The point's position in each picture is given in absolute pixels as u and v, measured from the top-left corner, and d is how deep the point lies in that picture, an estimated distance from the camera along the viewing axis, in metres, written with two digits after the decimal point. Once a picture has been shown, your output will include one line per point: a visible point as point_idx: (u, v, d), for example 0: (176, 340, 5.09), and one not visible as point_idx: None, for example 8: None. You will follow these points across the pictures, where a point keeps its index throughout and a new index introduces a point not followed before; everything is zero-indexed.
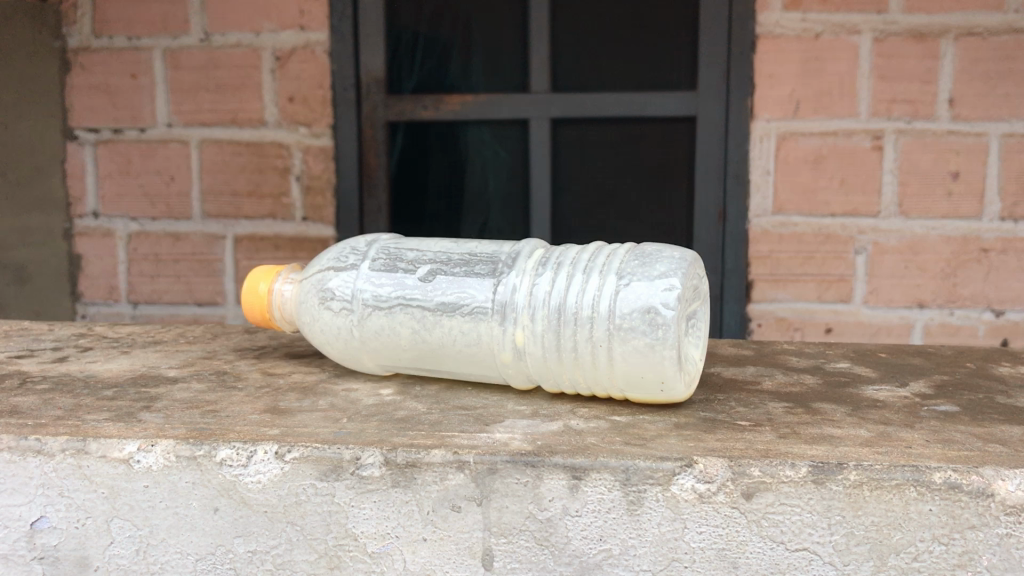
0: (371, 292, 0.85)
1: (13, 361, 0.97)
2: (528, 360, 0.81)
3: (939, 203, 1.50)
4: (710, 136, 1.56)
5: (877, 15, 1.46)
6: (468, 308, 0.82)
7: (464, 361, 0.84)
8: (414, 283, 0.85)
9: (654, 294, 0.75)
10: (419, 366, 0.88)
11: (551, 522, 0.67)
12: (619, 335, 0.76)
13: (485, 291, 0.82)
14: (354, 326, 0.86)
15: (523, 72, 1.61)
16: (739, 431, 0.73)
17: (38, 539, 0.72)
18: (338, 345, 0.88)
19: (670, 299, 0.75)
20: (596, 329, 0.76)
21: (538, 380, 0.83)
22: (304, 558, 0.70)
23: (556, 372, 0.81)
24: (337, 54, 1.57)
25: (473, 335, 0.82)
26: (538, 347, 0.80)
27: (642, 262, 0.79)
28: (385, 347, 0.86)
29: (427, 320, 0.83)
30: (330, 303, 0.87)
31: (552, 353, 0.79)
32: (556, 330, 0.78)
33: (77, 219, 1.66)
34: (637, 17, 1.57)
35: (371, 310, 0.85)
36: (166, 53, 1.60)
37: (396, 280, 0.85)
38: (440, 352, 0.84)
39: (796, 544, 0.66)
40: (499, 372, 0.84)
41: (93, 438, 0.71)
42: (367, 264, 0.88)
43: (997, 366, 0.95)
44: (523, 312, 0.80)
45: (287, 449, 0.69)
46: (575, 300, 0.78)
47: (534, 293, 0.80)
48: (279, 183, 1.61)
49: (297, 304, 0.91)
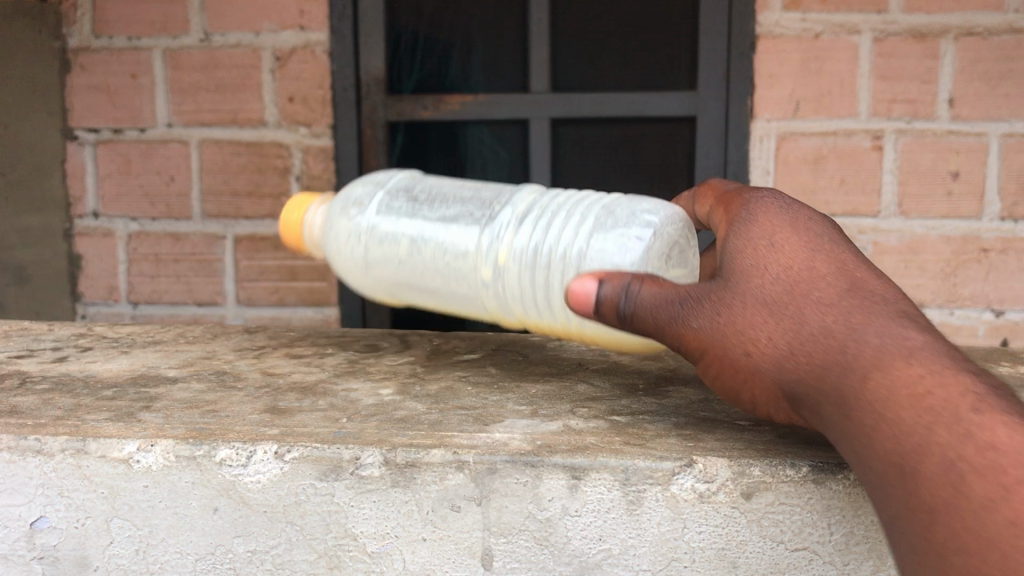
0: (385, 211, 0.99)
1: (13, 361, 0.97)
2: (507, 284, 0.90)
3: (939, 202, 1.51)
4: (710, 135, 1.56)
5: (877, 15, 1.46)
6: (464, 228, 0.94)
7: (449, 281, 0.94)
8: (427, 205, 0.98)
9: (631, 228, 0.85)
10: (410, 287, 0.98)
11: (551, 522, 0.67)
12: (592, 261, 0.85)
13: (482, 221, 0.94)
14: (365, 234, 0.99)
15: (523, 72, 1.61)
16: (740, 431, 0.73)
17: (38, 539, 0.72)
18: (344, 258, 1.00)
19: (647, 237, 0.84)
20: (570, 252, 0.86)
21: (509, 310, 0.91)
22: (304, 558, 0.70)
23: (527, 296, 0.89)
24: (337, 53, 1.57)
25: (462, 252, 0.93)
26: (515, 267, 0.89)
27: (629, 207, 0.88)
28: (385, 257, 0.98)
29: (426, 237, 0.95)
30: (352, 213, 1.01)
31: (529, 279, 0.89)
32: (537, 255, 0.88)
33: (77, 219, 1.66)
34: (637, 16, 1.57)
35: (382, 224, 0.98)
36: (165, 52, 1.59)
37: (410, 206, 0.99)
38: (429, 267, 0.95)
39: (796, 544, 0.66)
40: (477, 299, 0.92)
41: (92, 439, 0.70)
42: (384, 190, 1.02)
43: (997, 366, 0.95)
44: (510, 237, 0.90)
45: (286, 449, 0.69)
46: (559, 230, 0.88)
47: (526, 221, 0.91)
48: (279, 183, 1.61)
49: (321, 222, 1.02)
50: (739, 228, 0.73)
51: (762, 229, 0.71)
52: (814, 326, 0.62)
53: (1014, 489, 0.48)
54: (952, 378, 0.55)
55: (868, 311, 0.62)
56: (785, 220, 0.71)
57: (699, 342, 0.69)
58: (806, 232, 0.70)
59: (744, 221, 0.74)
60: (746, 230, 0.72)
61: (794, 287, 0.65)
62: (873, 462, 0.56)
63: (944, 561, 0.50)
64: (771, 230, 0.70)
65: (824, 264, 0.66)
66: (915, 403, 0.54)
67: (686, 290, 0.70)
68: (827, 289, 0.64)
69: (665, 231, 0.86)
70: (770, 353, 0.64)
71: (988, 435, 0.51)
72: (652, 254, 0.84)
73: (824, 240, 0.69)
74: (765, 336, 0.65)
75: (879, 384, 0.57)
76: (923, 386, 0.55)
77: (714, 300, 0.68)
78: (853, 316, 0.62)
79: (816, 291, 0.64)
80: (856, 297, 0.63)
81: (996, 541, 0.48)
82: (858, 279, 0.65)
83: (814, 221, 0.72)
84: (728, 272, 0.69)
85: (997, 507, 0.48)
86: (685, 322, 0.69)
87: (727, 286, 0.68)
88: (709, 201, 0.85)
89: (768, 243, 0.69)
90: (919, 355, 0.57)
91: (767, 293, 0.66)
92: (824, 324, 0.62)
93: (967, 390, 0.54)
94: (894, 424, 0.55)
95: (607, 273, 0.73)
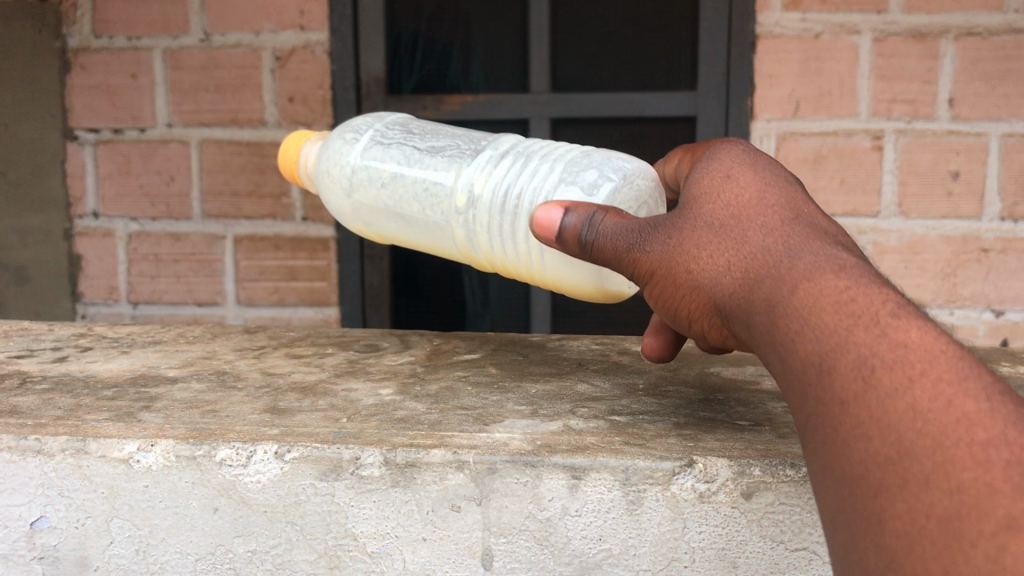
0: (379, 144, 1.06)
1: (13, 361, 0.97)
2: (476, 211, 0.96)
3: (939, 202, 1.51)
4: (710, 135, 1.56)
5: (877, 15, 1.46)
6: (450, 160, 1.01)
7: (424, 207, 1.00)
8: (422, 142, 1.05)
9: (604, 166, 0.91)
10: (390, 213, 1.04)
11: (551, 522, 0.67)
12: (556, 192, 0.90)
13: (467, 156, 1.00)
14: (357, 156, 1.06)
15: (523, 72, 1.61)
16: (739, 431, 0.73)
17: (38, 539, 0.72)
18: (329, 184, 1.07)
19: (614, 177, 0.89)
20: (541, 180, 0.92)
21: (473, 234, 0.97)
22: (304, 558, 0.70)
23: (493, 221, 0.95)
24: (337, 53, 1.57)
25: (440, 182, 0.99)
26: (487, 193, 0.95)
27: (607, 153, 0.93)
28: (369, 179, 1.04)
29: (411, 167, 1.02)
30: (351, 137, 1.08)
31: (495, 208, 0.94)
32: (507, 185, 0.94)
33: (77, 219, 1.66)
34: (637, 16, 1.57)
35: (373, 154, 1.05)
36: (166, 52, 1.59)
37: (404, 141, 1.06)
38: (408, 194, 1.02)
39: (796, 543, 0.66)
40: (447, 226, 0.99)
41: (92, 438, 0.70)
42: (385, 124, 1.10)
43: (996, 366, 0.95)
44: (488, 168, 0.97)
45: (286, 449, 0.69)
46: (533, 164, 0.94)
47: (508, 156, 0.97)
48: (279, 183, 1.61)
49: (315, 155, 1.10)
50: (700, 164, 0.72)
51: (721, 163, 0.70)
52: (754, 244, 0.62)
53: (917, 379, 0.47)
54: (877, 291, 0.54)
55: (809, 236, 0.61)
56: (745, 158, 0.71)
57: (649, 264, 0.69)
58: (764, 168, 0.69)
59: (704, 157, 0.73)
60: (705, 163, 0.71)
61: (741, 212, 0.65)
62: (790, 363, 0.54)
63: (845, 447, 0.47)
64: (729, 164, 0.70)
65: (776, 196, 0.66)
66: (839, 307, 0.53)
67: (647, 218, 0.71)
68: (772, 216, 0.64)
69: (636, 181, 0.90)
70: (712, 272, 0.64)
71: (902, 336, 0.49)
72: (615, 194, 0.88)
73: (781, 179, 0.68)
74: (708, 256, 0.65)
75: (808, 291, 0.55)
76: (849, 294, 0.53)
77: (667, 226, 0.69)
78: (793, 238, 0.61)
79: (762, 216, 0.64)
80: (800, 224, 0.63)
81: (897, 425, 0.46)
82: (807, 212, 0.65)
83: (773, 162, 0.71)
84: (684, 200, 0.70)
85: (901, 396, 0.47)
86: (641, 247, 0.69)
87: (681, 212, 0.69)
88: (676, 162, 0.87)
89: (725, 174, 0.69)
90: (851, 271, 0.56)
91: (715, 218, 0.66)
92: (764, 243, 0.62)
93: (891, 302, 0.53)
94: (815, 325, 0.53)
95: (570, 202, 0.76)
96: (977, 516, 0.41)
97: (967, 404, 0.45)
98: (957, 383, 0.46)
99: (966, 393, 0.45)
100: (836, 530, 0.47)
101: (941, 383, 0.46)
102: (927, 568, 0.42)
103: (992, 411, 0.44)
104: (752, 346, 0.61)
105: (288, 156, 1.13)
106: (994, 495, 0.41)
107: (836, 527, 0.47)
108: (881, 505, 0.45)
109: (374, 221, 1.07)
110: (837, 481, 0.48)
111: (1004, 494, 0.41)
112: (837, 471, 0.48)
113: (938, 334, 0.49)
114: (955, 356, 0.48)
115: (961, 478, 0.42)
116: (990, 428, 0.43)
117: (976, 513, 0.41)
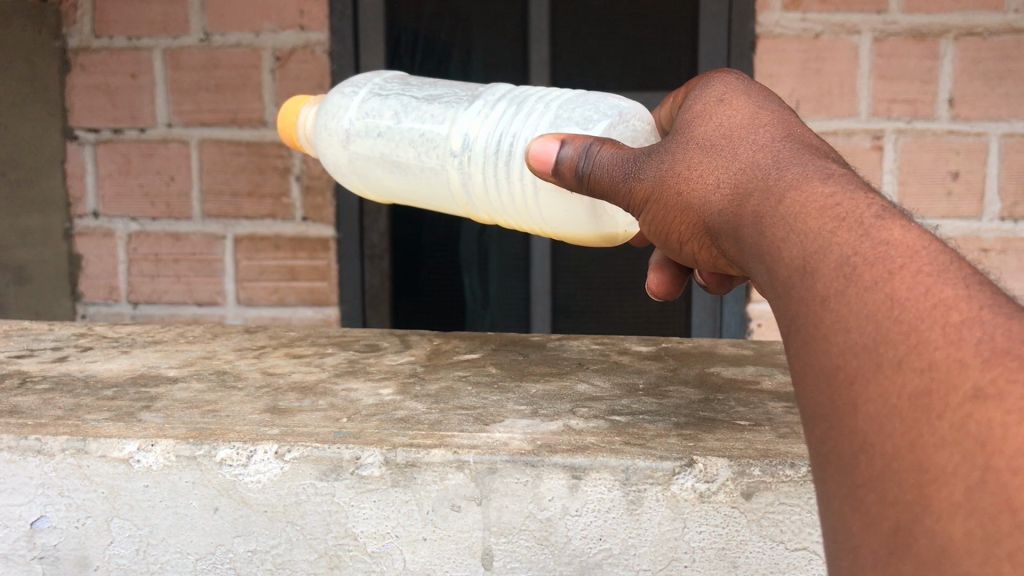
0: (377, 95, 1.06)
1: (12, 361, 0.97)
2: (473, 155, 0.97)
3: (939, 203, 1.51)
4: None
5: (877, 15, 1.46)
6: (446, 106, 1.01)
7: (421, 153, 1.01)
8: (418, 89, 1.05)
9: (598, 104, 0.93)
10: (387, 164, 1.04)
11: (551, 522, 0.67)
12: (554, 128, 0.93)
13: (463, 102, 1.01)
14: (353, 108, 1.05)
15: (523, 72, 1.61)
16: (739, 431, 0.73)
17: (38, 539, 0.72)
18: (326, 138, 1.06)
19: (610, 114, 0.92)
20: (539, 122, 0.94)
21: (469, 180, 0.98)
22: (304, 558, 0.70)
23: (489, 165, 0.96)
24: (337, 53, 1.57)
25: (437, 128, 1.00)
26: (483, 137, 0.96)
27: (603, 94, 0.96)
28: (364, 130, 1.04)
29: (408, 116, 1.02)
30: (348, 89, 1.07)
31: (493, 151, 0.96)
32: (505, 128, 0.95)
33: (77, 219, 1.66)
34: (637, 15, 1.56)
35: (371, 105, 1.05)
36: (165, 52, 1.59)
37: (402, 92, 1.05)
38: (405, 142, 1.01)
39: (796, 543, 0.66)
40: (444, 170, 1.00)
41: (92, 439, 0.70)
42: (382, 78, 1.09)
43: None
44: (485, 112, 0.98)
45: (287, 449, 0.69)
46: (529, 106, 0.96)
47: (504, 98, 0.98)
48: (279, 183, 1.61)
49: (315, 115, 1.06)
50: (696, 93, 0.71)
51: (715, 92, 0.69)
52: (743, 160, 0.60)
53: (897, 273, 0.44)
54: (863, 194, 0.50)
55: (799, 152, 0.59)
56: (741, 88, 0.69)
57: (646, 191, 0.69)
58: (759, 96, 0.68)
59: (699, 88, 0.72)
60: (700, 91, 0.71)
61: (732, 134, 0.63)
62: (773, 268, 0.52)
63: (825, 340, 0.45)
64: (724, 93, 0.68)
65: (767, 119, 0.64)
66: (823, 212, 0.50)
67: (643, 149, 0.71)
68: (763, 135, 0.62)
69: (631, 120, 0.92)
70: (703, 193, 0.63)
71: (886, 234, 0.46)
72: (610, 129, 0.91)
73: (777, 105, 0.67)
74: (701, 178, 0.63)
75: (792, 199, 0.53)
76: (834, 200, 0.50)
77: (663, 153, 0.68)
78: (782, 153, 0.59)
79: (754, 137, 0.62)
80: (792, 142, 0.60)
81: (874, 316, 0.43)
82: (801, 133, 0.62)
83: (769, 91, 0.69)
84: (678, 128, 0.69)
85: (879, 288, 0.44)
86: (637, 175, 0.70)
87: (677, 139, 0.68)
88: (669, 97, 0.86)
89: (718, 99, 0.68)
90: (838, 179, 0.53)
91: (706, 141, 0.64)
92: (754, 159, 0.60)
93: (876, 204, 0.49)
94: (799, 229, 0.50)
95: (567, 136, 0.78)
96: (945, 390, 0.39)
97: (945, 290, 0.42)
98: (937, 273, 0.43)
99: (945, 281, 0.42)
100: (813, 427, 0.45)
101: (920, 274, 0.43)
102: (896, 446, 0.39)
103: (970, 296, 0.41)
104: (740, 263, 0.59)
105: (287, 121, 1.08)
106: (963, 368, 0.39)
107: (814, 423, 0.45)
108: (856, 393, 0.42)
109: (370, 173, 1.06)
110: (815, 378, 0.45)
111: (973, 366, 0.38)
112: (817, 367, 0.45)
113: (922, 232, 0.46)
114: (938, 251, 0.45)
115: (933, 356, 0.40)
116: (966, 310, 0.41)
117: (945, 387, 0.39)
